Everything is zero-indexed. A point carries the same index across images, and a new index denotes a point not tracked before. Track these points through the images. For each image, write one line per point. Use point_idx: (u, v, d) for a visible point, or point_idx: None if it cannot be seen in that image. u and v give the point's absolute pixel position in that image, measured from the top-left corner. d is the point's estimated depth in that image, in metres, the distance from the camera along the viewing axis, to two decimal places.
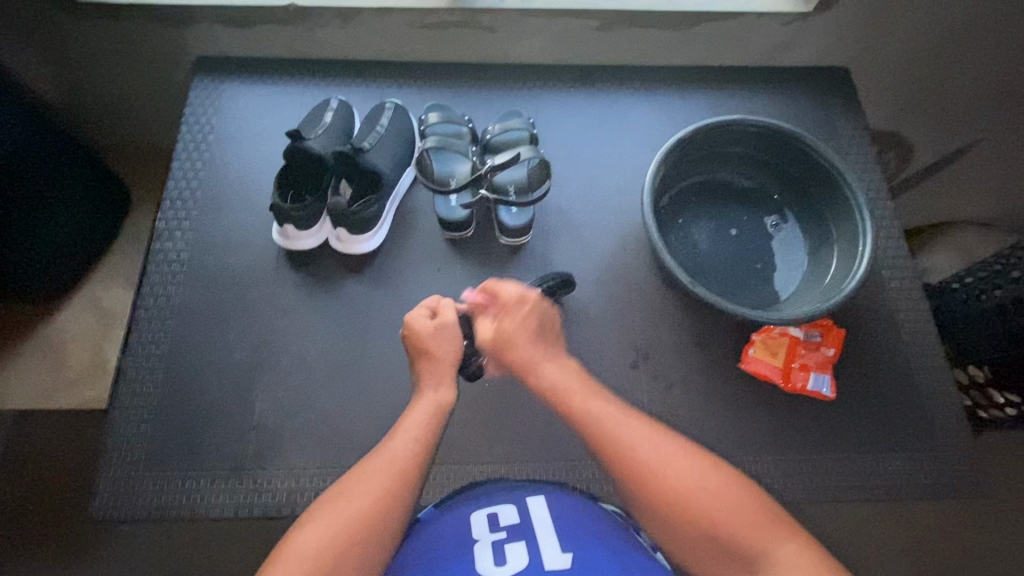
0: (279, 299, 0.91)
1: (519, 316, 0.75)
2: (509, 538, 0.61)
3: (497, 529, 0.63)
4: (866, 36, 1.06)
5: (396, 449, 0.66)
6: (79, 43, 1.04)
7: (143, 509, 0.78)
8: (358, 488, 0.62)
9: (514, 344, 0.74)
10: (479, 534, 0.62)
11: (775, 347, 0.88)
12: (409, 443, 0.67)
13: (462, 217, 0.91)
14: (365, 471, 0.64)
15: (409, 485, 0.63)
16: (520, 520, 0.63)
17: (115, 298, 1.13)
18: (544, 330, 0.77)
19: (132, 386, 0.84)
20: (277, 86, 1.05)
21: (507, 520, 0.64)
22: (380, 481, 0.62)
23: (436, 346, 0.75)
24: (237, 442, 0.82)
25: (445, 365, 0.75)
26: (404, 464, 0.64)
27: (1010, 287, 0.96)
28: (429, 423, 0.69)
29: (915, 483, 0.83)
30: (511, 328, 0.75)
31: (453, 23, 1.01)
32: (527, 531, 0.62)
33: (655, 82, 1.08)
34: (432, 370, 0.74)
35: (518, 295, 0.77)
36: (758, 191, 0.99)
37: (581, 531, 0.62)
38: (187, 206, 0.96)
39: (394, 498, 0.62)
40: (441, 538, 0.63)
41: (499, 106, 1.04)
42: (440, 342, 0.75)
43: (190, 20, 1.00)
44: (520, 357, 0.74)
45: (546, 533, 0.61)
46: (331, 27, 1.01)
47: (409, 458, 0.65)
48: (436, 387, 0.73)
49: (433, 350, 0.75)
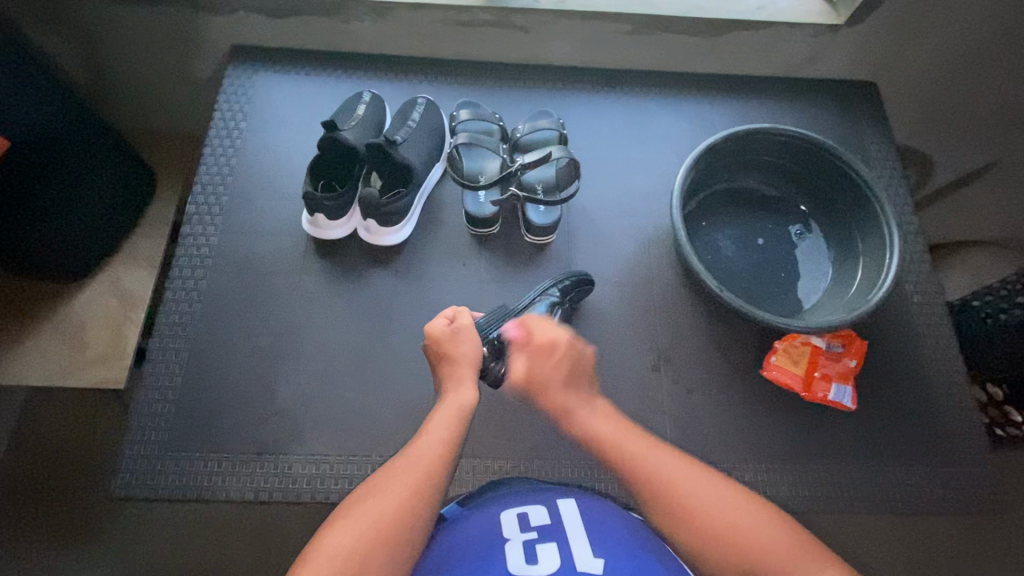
0: (305, 287, 0.91)
1: (552, 361, 0.73)
2: (540, 539, 0.61)
3: (528, 529, 0.63)
4: (895, 51, 1.07)
5: (421, 451, 0.66)
6: (117, 27, 1.05)
7: (162, 489, 0.79)
8: (384, 489, 0.62)
9: (549, 389, 0.73)
10: (510, 534, 0.63)
11: (797, 355, 0.87)
12: (434, 445, 0.67)
13: (491, 213, 0.91)
14: (390, 472, 0.64)
15: (435, 488, 0.63)
16: (550, 521, 0.63)
17: (136, 281, 1.14)
18: (578, 372, 0.75)
19: (158, 367, 0.85)
20: (309, 78, 1.06)
21: (537, 521, 0.64)
22: (406, 483, 0.62)
23: (454, 348, 0.75)
24: (260, 426, 0.83)
25: (465, 364, 0.74)
26: (427, 466, 0.64)
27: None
28: (452, 426, 0.69)
29: (933, 498, 0.83)
30: (545, 373, 0.73)
31: (486, 21, 1.02)
32: (558, 532, 0.62)
33: (683, 88, 1.09)
34: (451, 373, 0.74)
35: (552, 338, 0.74)
36: (783, 201, 0.99)
37: (613, 537, 0.61)
38: (216, 191, 0.97)
39: (420, 497, 0.62)
40: (472, 538, 0.63)
41: (528, 106, 1.05)
42: (457, 344, 0.75)
43: (227, 8, 1.02)
44: (554, 403, 0.72)
45: (577, 536, 0.61)
46: (365, 21, 1.03)
47: (434, 461, 0.65)
48: (458, 389, 0.73)
49: (450, 351, 0.74)
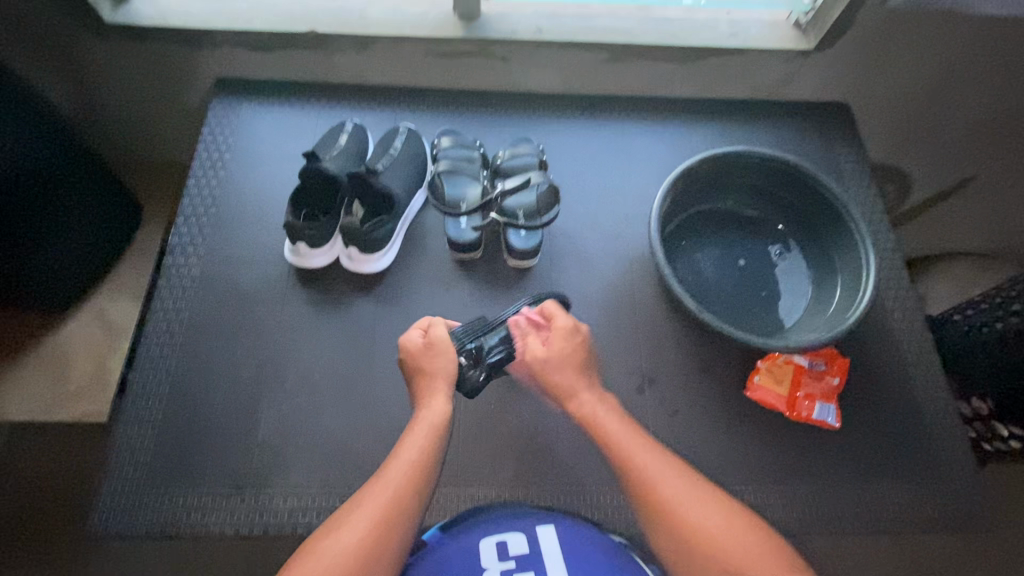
0: (288, 316, 0.91)
1: (572, 344, 0.77)
2: (518, 570, 0.62)
3: (506, 559, 0.63)
4: (865, 74, 1.10)
5: (391, 474, 0.64)
6: (102, 63, 1.06)
7: (141, 526, 0.77)
8: (352, 519, 0.60)
9: (561, 367, 0.76)
10: (488, 564, 0.63)
11: (780, 375, 0.88)
12: (404, 469, 0.65)
13: (472, 239, 0.92)
14: (360, 499, 0.63)
15: (405, 519, 0.61)
16: (529, 551, 0.64)
17: (120, 310, 1.14)
18: (589, 363, 0.78)
19: (138, 400, 0.84)
20: (293, 109, 1.08)
21: (515, 550, 0.64)
22: (374, 512, 0.61)
23: (429, 362, 0.75)
24: (240, 459, 0.81)
25: (441, 373, 0.74)
26: (397, 490, 0.63)
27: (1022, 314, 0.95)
28: (424, 445, 0.68)
29: (923, 515, 0.82)
30: (561, 352, 0.76)
31: (466, 52, 1.04)
32: (536, 563, 0.63)
33: (661, 113, 1.11)
34: (426, 386, 0.73)
35: (572, 324, 0.78)
36: (761, 220, 1.01)
37: (590, 565, 0.63)
38: (200, 222, 0.97)
39: (390, 524, 0.60)
40: (450, 562, 0.64)
41: (509, 132, 1.07)
42: (432, 357, 0.75)
43: (212, 43, 1.04)
44: (564, 382, 0.75)
45: (555, 566, 0.63)
46: (348, 53, 1.05)
47: (404, 484, 0.64)
48: (429, 405, 0.71)
49: (425, 366, 0.74)
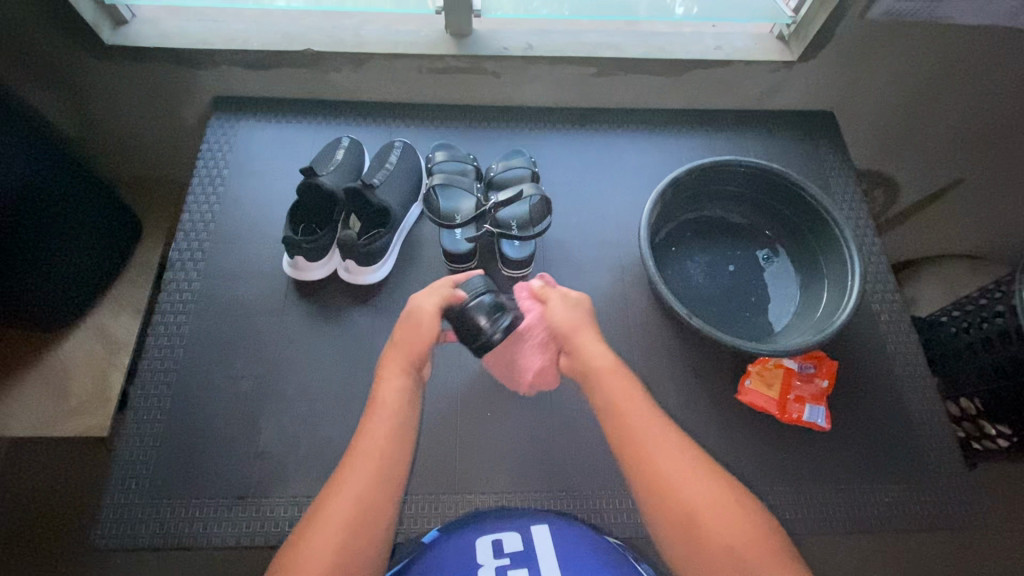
0: (287, 329, 0.93)
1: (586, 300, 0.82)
2: (512, 565, 0.63)
3: (501, 556, 0.64)
4: (848, 85, 1.13)
5: (357, 461, 0.65)
6: (101, 83, 1.08)
7: (143, 538, 0.78)
8: (333, 504, 0.61)
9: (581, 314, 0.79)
10: (483, 560, 0.64)
11: (771, 378, 0.90)
12: (369, 454, 0.65)
13: (466, 250, 0.94)
14: (332, 491, 0.62)
15: (378, 500, 0.62)
16: (524, 548, 0.65)
17: (120, 326, 1.16)
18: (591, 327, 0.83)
19: (140, 414, 0.86)
20: (290, 125, 1.10)
21: (510, 547, 0.65)
22: (351, 496, 0.61)
23: (416, 324, 0.75)
24: (241, 470, 0.83)
25: (415, 346, 0.74)
26: (367, 477, 0.63)
27: (1004, 316, 0.96)
28: (386, 427, 0.68)
29: (913, 514, 0.84)
30: (580, 302, 0.81)
31: (459, 68, 1.07)
32: (529, 559, 0.63)
33: (650, 125, 1.14)
34: (394, 359, 0.74)
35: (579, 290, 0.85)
36: (749, 227, 1.03)
37: (584, 560, 0.63)
38: (199, 237, 0.99)
39: (365, 513, 0.61)
40: (445, 561, 0.64)
41: (502, 146, 1.10)
42: (422, 318, 0.75)
43: (210, 63, 1.06)
44: (585, 326, 0.78)
45: (548, 563, 0.63)
46: (344, 71, 1.07)
47: (372, 471, 0.64)
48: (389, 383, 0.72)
49: (411, 330, 0.75)
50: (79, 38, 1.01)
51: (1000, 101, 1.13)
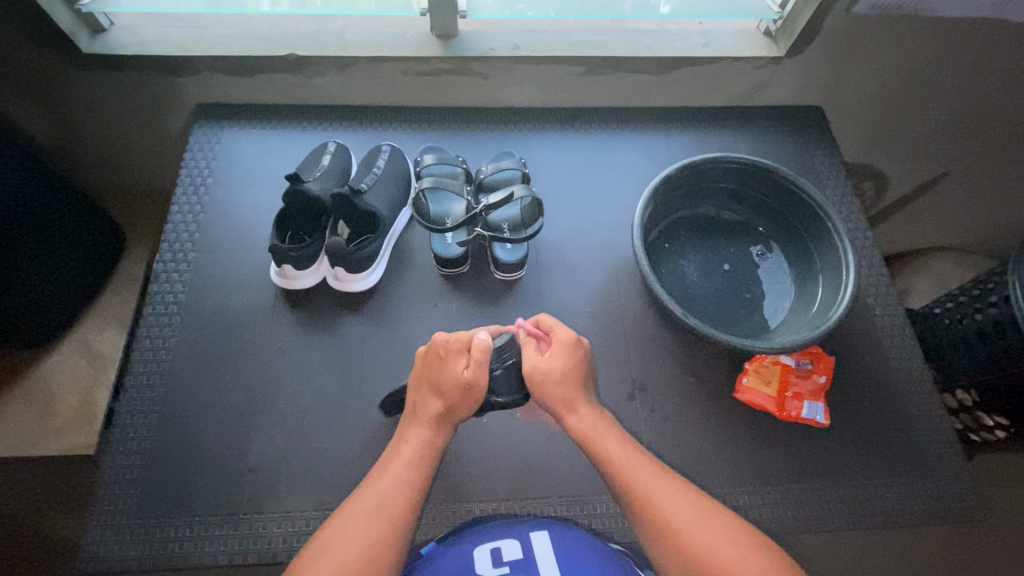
0: (276, 340, 0.91)
1: (574, 357, 0.72)
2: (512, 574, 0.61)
3: (500, 564, 0.62)
4: (836, 80, 1.13)
5: (385, 492, 0.63)
6: (79, 92, 1.05)
7: (132, 560, 0.76)
8: (353, 525, 0.60)
9: (550, 384, 0.71)
10: (482, 570, 0.62)
11: (768, 376, 0.89)
12: (399, 485, 0.64)
13: (458, 254, 0.93)
14: (352, 516, 0.61)
15: (397, 536, 0.60)
16: (523, 555, 0.63)
17: (105, 341, 1.12)
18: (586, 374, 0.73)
19: (125, 432, 0.83)
20: (275, 131, 1.08)
21: (509, 555, 0.63)
22: (370, 527, 0.60)
23: (451, 392, 0.69)
24: (232, 487, 0.81)
25: (458, 411, 0.70)
26: (393, 509, 0.62)
27: (998, 306, 0.95)
28: (420, 465, 0.67)
29: (915, 509, 0.84)
30: (557, 366, 0.72)
31: (445, 70, 1.05)
32: (530, 566, 0.62)
33: (639, 123, 1.13)
34: (437, 410, 0.70)
35: (574, 335, 0.73)
36: (743, 223, 1.03)
37: (586, 568, 0.62)
38: (184, 248, 0.97)
39: (383, 546, 0.59)
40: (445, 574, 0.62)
41: (492, 147, 1.09)
42: (460, 394, 0.69)
43: (192, 70, 1.04)
44: (558, 398, 0.71)
45: (549, 569, 0.62)
46: (329, 75, 1.05)
47: (399, 504, 0.62)
48: (427, 426, 0.70)
49: (451, 396, 0.69)
50: (56, 47, 0.98)
51: (987, 93, 1.14)
